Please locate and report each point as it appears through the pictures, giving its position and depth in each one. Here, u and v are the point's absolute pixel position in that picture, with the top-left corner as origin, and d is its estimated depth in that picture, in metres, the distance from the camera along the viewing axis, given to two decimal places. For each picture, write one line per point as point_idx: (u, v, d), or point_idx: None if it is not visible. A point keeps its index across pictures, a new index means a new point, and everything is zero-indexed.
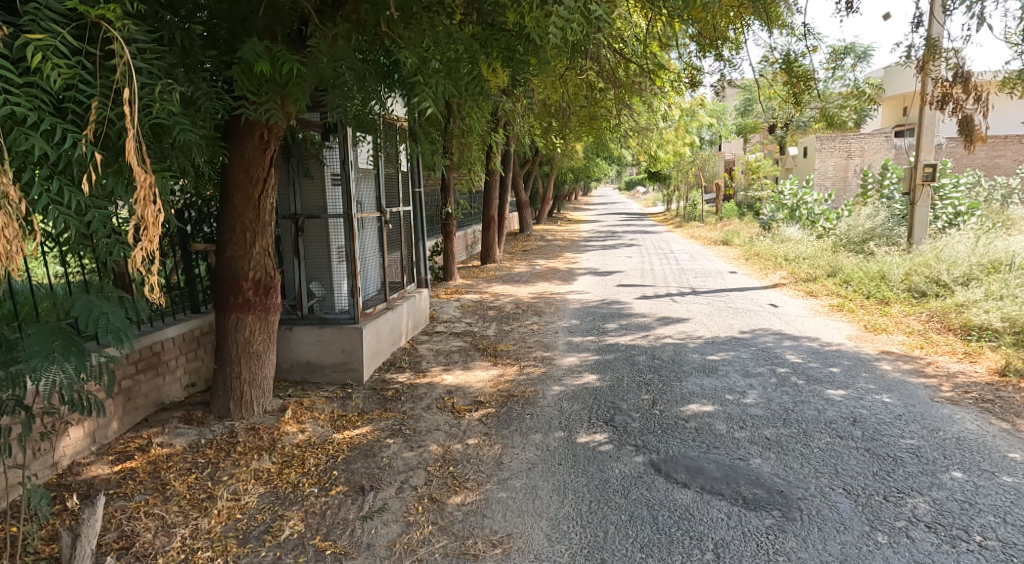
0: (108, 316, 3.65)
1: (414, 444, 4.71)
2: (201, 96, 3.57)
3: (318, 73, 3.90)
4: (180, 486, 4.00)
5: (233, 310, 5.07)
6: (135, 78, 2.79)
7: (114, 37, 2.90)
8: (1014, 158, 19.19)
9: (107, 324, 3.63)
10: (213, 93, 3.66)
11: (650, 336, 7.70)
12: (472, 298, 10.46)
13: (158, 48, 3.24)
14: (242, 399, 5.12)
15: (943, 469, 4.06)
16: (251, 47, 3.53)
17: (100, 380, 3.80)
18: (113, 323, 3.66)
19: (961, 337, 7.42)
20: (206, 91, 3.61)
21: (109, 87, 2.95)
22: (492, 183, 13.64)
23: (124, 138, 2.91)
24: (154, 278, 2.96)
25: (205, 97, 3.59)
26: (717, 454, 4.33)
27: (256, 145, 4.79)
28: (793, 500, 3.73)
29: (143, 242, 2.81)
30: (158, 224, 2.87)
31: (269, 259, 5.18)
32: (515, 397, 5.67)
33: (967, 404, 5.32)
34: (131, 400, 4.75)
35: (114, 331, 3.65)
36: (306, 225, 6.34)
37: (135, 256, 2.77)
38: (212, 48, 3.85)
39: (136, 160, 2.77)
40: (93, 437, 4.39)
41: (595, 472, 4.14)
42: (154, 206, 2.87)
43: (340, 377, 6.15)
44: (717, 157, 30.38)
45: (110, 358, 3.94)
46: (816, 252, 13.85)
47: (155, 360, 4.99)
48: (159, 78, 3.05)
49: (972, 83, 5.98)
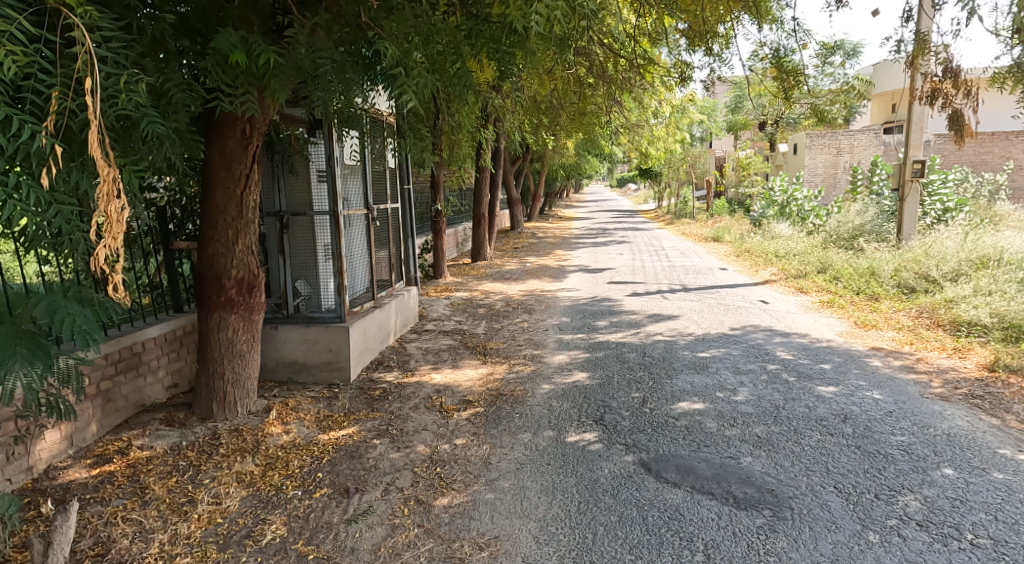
0: (75, 318, 3.54)
1: (401, 444, 4.64)
2: (173, 87, 3.48)
3: (296, 65, 3.82)
4: (159, 490, 3.91)
5: (216, 309, 4.98)
6: (95, 68, 2.71)
7: (76, 25, 2.81)
8: (1001, 155, 19.24)
9: (74, 326, 3.52)
10: (186, 85, 3.58)
11: (641, 334, 7.64)
12: (462, 296, 10.38)
13: (124, 37, 3.15)
14: (225, 400, 5.03)
15: (934, 466, 4.01)
16: (225, 38, 3.44)
17: (67, 383, 3.75)
18: (80, 325, 3.55)
19: (951, 333, 7.40)
20: (177, 81, 3.52)
21: (70, 77, 2.86)
22: (482, 180, 13.57)
23: (86, 130, 2.82)
24: (119, 277, 2.87)
25: (177, 88, 3.50)
26: (707, 453, 4.27)
27: (238, 140, 4.73)
28: (784, 499, 3.67)
29: (107, 239, 2.72)
30: (122, 221, 2.79)
31: (252, 257, 5.10)
32: (504, 396, 5.60)
33: (957, 400, 5.28)
34: (111, 402, 4.66)
35: (80, 334, 3.54)
36: (291, 223, 6.25)
37: (98, 254, 2.69)
38: (185, 38, 3.77)
39: (99, 154, 2.69)
40: (71, 440, 4.30)
41: (585, 472, 4.08)
42: (118, 202, 2.79)
43: (327, 377, 6.06)
44: (709, 154, 30.43)
45: (79, 360, 3.87)
46: (806, 248, 13.84)
47: (136, 361, 4.90)
48: (124, 69, 2.96)
49: (962, 79, 5.95)
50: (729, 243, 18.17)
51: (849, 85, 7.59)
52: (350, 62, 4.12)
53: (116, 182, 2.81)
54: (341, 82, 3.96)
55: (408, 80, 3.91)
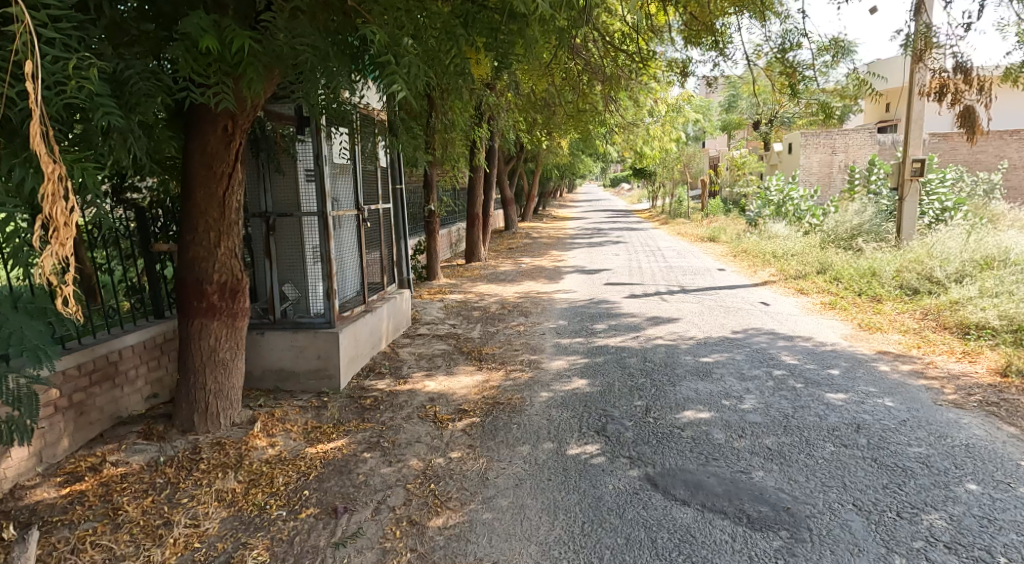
0: (22, 334, 3.64)
1: (393, 459, 4.40)
2: (135, 76, 3.25)
3: (274, 53, 3.57)
4: (133, 511, 3.68)
5: (196, 316, 4.73)
6: (37, 50, 2.45)
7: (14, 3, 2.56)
8: (995, 154, 19.14)
9: (21, 342, 3.61)
10: (150, 74, 3.35)
11: (641, 338, 7.43)
12: (456, 298, 10.14)
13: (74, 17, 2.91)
14: (207, 411, 4.77)
15: (957, 480, 3.79)
16: (195, 22, 3.22)
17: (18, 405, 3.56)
18: (28, 341, 3.65)
19: (959, 335, 7.19)
20: (139, 70, 3.29)
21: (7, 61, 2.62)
22: (475, 180, 13.33)
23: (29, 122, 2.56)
24: (69, 292, 2.58)
25: (138, 77, 3.27)
26: (716, 467, 4.05)
27: (220, 137, 4.53)
28: (801, 519, 3.45)
29: (53, 245, 2.45)
30: (71, 226, 2.52)
31: (236, 261, 4.86)
32: (501, 405, 5.36)
33: (972, 408, 5.07)
34: (84, 414, 4.41)
35: (28, 351, 3.63)
36: (278, 225, 6.00)
37: (44, 262, 2.41)
38: (150, 22, 3.56)
39: (45, 149, 2.44)
40: (41, 456, 4.07)
41: (588, 489, 3.86)
42: (66, 205, 2.52)
43: (316, 386, 5.82)
44: (702, 153, 30.27)
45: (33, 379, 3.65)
46: (804, 248, 13.65)
47: (112, 371, 4.67)
48: (75, 54, 2.75)
49: (974, 76, 5.73)
50: (725, 243, 17.98)
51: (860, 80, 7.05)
52: (336, 51, 3.88)
53: (64, 181, 2.55)
54: (324, 70, 3.69)
55: (401, 71, 3.73)
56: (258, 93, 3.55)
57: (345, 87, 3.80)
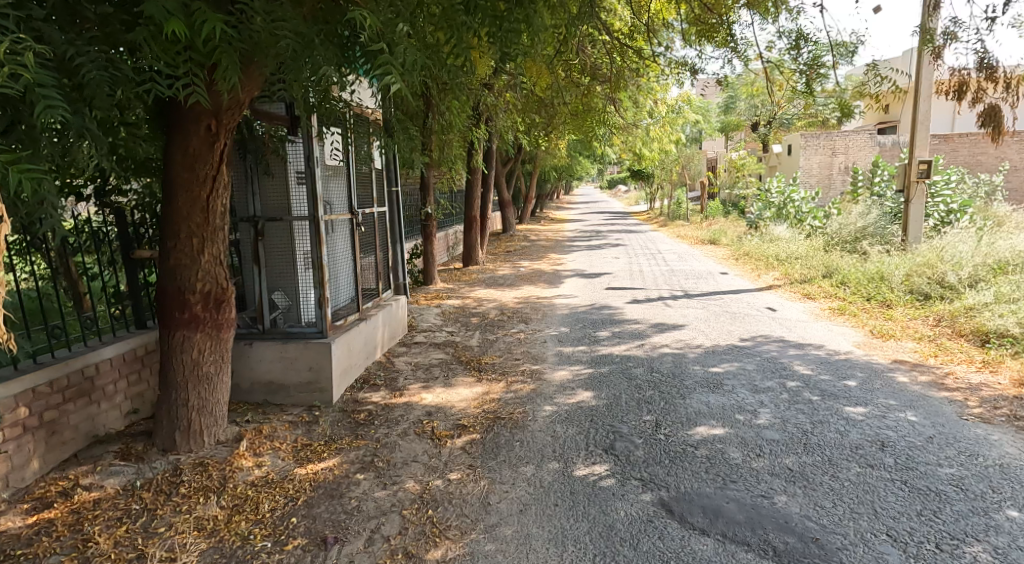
0: None
1: (388, 481, 4.13)
2: (87, 64, 3.02)
3: (251, 38, 3.29)
4: (104, 543, 3.44)
5: (179, 328, 4.44)
6: None
7: None
8: (997, 156, 18.92)
9: None
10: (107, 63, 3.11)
11: (647, 346, 7.15)
12: (453, 304, 9.85)
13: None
14: (190, 429, 4.48)
15: (996, 506, 3.54)
16: (158, 4, 2.96)
17: None
18: None
19: (976, 343, 6.92)
20: (93, 58, 3.05)
21: None
22: (473, 182, 13.06)
23: None
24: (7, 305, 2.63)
25: (91, 64, 3.04)
26: (735, 491, 3.78)
27: (203, 137, 4.27)
28: (832, 552, 3.23)
29: None
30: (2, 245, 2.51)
31: (221, 269, 4.58)
32: (502, 420, 5.07)
33: (1000, 423, 4.80)
34: (56, 434, 4.15)
35: None
36: (267, 230, 5.73)
37: None
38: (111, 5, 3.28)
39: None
40: (7, 480, 3.83)
41: (598, 516, 3.59)
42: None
43: (307, 399, 5.54)
44: (700, 155, 30.02)
45: None
46: (809, 251, 13.38)
47: (89, 387, 4.39)
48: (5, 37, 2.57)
49: (1001, 76, 5.49)
50: (725, 246, 17.71)
51: (879, 72, 6.36)
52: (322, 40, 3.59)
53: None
54: (308, 57, 3.40)
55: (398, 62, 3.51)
56: (232, 85, 3.27)
57: (336, 81, 3.55)
